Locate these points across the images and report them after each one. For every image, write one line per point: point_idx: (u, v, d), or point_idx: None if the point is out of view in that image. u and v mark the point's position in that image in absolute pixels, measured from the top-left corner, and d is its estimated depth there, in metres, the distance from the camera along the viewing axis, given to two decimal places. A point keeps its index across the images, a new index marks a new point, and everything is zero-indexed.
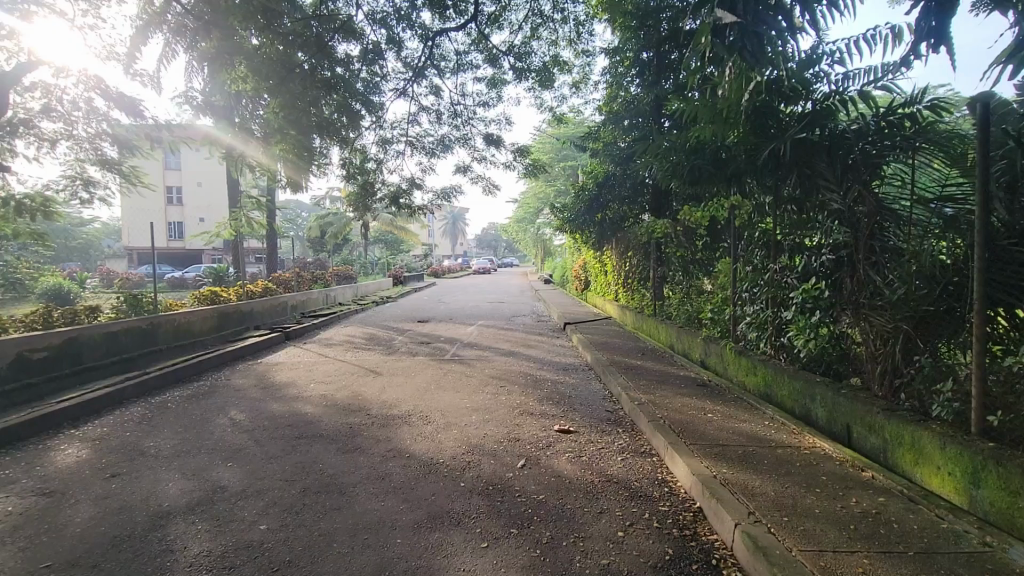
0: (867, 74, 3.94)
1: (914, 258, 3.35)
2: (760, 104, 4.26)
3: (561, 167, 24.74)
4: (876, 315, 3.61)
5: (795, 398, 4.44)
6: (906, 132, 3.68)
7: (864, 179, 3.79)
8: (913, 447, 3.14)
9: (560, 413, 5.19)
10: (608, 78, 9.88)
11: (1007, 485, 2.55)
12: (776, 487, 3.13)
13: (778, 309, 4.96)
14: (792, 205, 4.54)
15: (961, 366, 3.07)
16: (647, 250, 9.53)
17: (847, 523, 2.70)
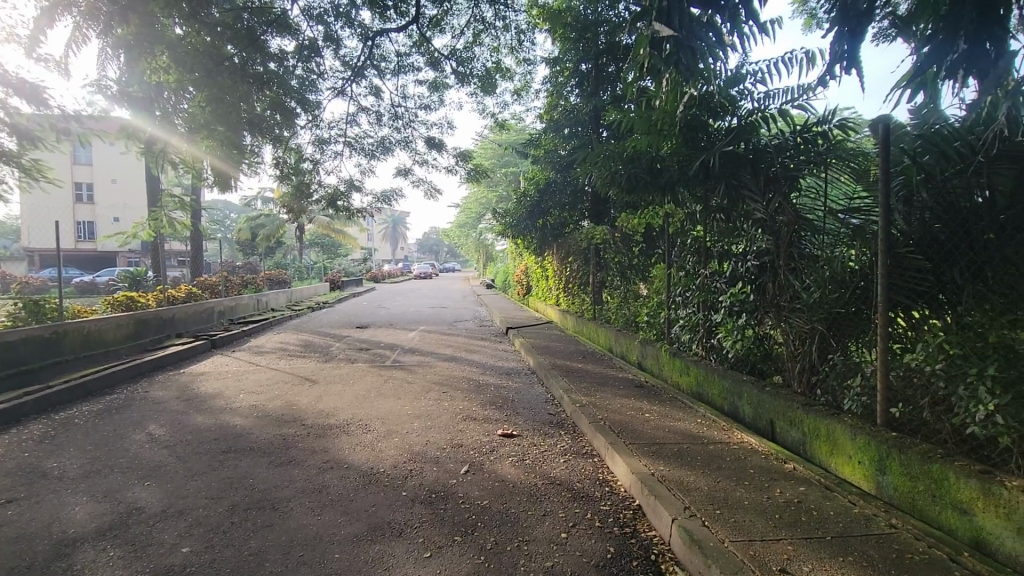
0: (785, 93, 4.25)
1: (828, 264, 3.65)
2: (691, 118, 4.49)
3: (503, 172, 24.94)
4: (795, 317, 3.89)
5: (724, 396, 4.69)
6: (819, 148, 4.00)
7: (783, 191, 4.08)
8: (828, 439, 3.40)
9: (503, 417, 5.19)
10: (548, 87, 10.08)
11: (908, 471, 2.80)
12: (709, 482, 3.28)
13: (708, 312, 5.22)
14: (721, 214, 4.82)
15: (867, 363, 3.36)
16: (586, 256, 9.75)
17: (773, 513, 2.87)
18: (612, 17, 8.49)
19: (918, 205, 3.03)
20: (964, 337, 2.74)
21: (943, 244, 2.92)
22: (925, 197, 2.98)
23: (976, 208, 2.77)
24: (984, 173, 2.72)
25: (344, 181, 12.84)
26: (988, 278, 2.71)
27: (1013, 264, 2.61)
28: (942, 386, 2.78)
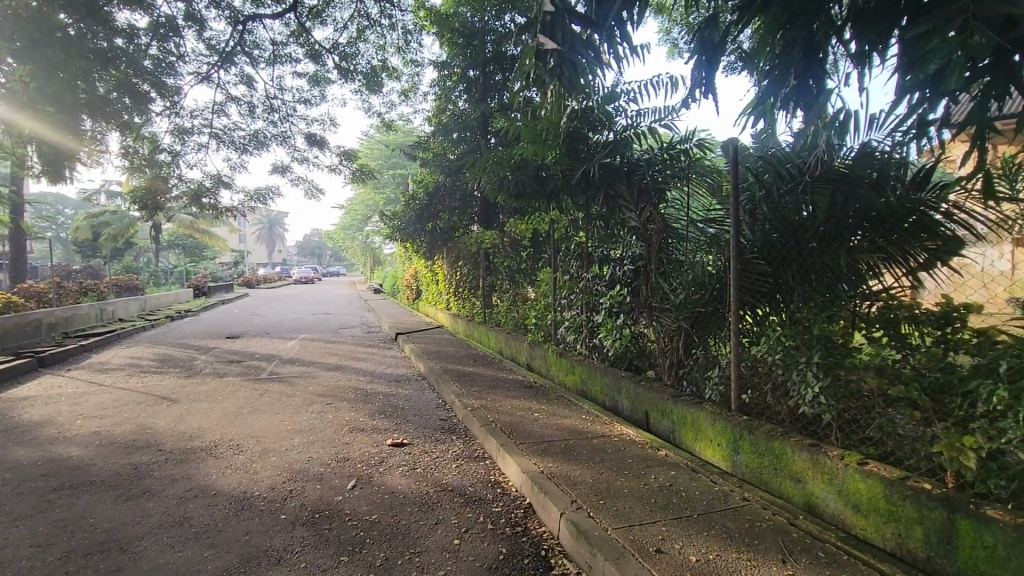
0: (654, 113, 4.67)
1: (691, 268, 4.07)
2: (573, 130, 4.80)
3: (390, 174, 24.29)
4: (664, 316, 4.29)
5: (606, 392, 5.00)
6: (682, 163, 4.47)
7: (653, 201, 4.47)
8: (693, 425, 3.78)
9: (392, 426, 5.04)
10: (435, 89, 10.01)
11: (756, 449, 3.21)
12: (594, 474, 3.48)
13: (590, 313, 5.54)
14: (600, 222, 5.15)
15: (722, 356, 3.80)
16: (476, 260, 9.82)
17: (649, 498, 3.12)
18: (498, 27, 8.68)
19: (760, 218, 3.51)
20: (795, 331, 3.19)
21: (780, 251, 3.39)
22: (765, 211, 3.46)
23: (802, 221, 3.25)
24: (809, 191, 3.21)
25: (209, 176, 11.61)
26: (812, 281, 3.19)
27: (830, 268, 3.09)
28: (780, 373, 3.23)
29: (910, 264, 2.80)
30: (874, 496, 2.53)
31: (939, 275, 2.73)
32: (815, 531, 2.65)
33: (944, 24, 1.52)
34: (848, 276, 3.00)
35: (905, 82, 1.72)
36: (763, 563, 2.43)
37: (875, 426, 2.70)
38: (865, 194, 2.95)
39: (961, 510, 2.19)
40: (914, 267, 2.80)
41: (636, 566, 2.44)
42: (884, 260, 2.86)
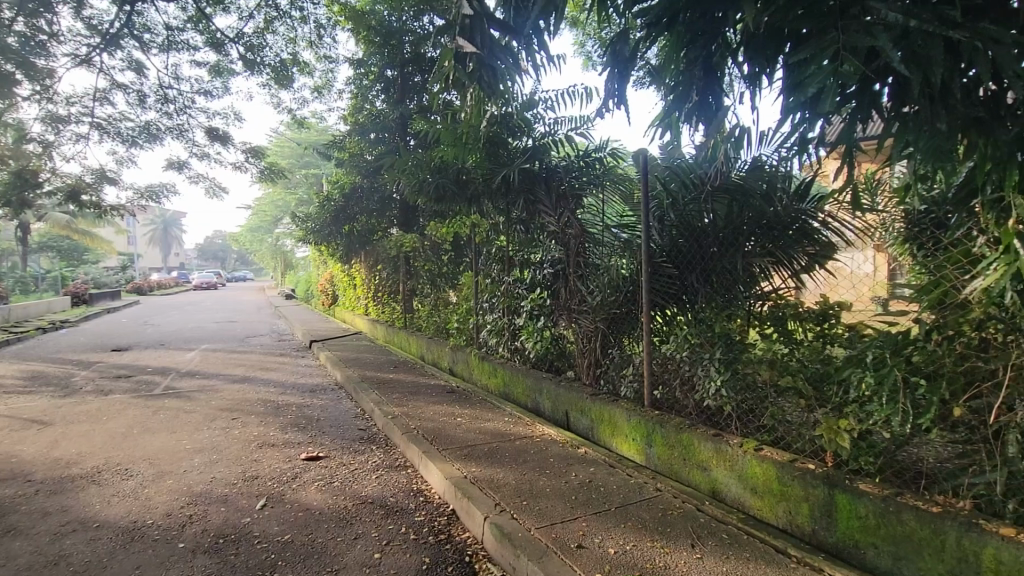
0: (569, 121, 4.83)
1: (606, 271, 4.26)
2: (492, 135, 4.86)
3: (303, 174, 23.14)
4: (583, 317, 4.45)
5: (527, 394, 5.07)
6: (596, 171, 4.69)
7: (571, 207, 4.63)
8: (609, 422, 3.94)
9: (307, 439, 4.78)
10: (351, 87, 9.64)
11: (667, 441, 3.41)
12: (517, 475, 3.51)
13: (511, 316, 5.59)
14: (520, 226, 5.23)
15: (635, 355, 4.00)
16: (395, 264, 9.59)
17: (569, 495, 3.20)
18: (416, 28, 8.59)
19: (667, 224, 3.73)
20: (700, 329, 3.44)
21: (686, 255, 3.63)
22: (672, 217, 3.69)
23: (704, 227, 3.51)
24: (711, 200, 3.48)
25: (89, 171, 10.40)
26: (714, 282, 3.44)
27: (729, 271, 3.35)
28: (688, 369, 3.46)
29: (794, 267, 3.12)
30: (769, 479, 2.77)
31: (818, 278, 3.05)
32: (720, 515, 2.86)
33: (819, 52, 1.68)
34: (744, 279, 3.27)
35: (789, 103, 1.86)
36: (674, 549, 2.57)
37: (768, 415, 2.96)
38: (758, 204, 3.27)
39: (839, 486, 2.46)
40: (797, 270, 3.11)
41: (557, 564, 2.49)
42: (773, 263, 3.18)
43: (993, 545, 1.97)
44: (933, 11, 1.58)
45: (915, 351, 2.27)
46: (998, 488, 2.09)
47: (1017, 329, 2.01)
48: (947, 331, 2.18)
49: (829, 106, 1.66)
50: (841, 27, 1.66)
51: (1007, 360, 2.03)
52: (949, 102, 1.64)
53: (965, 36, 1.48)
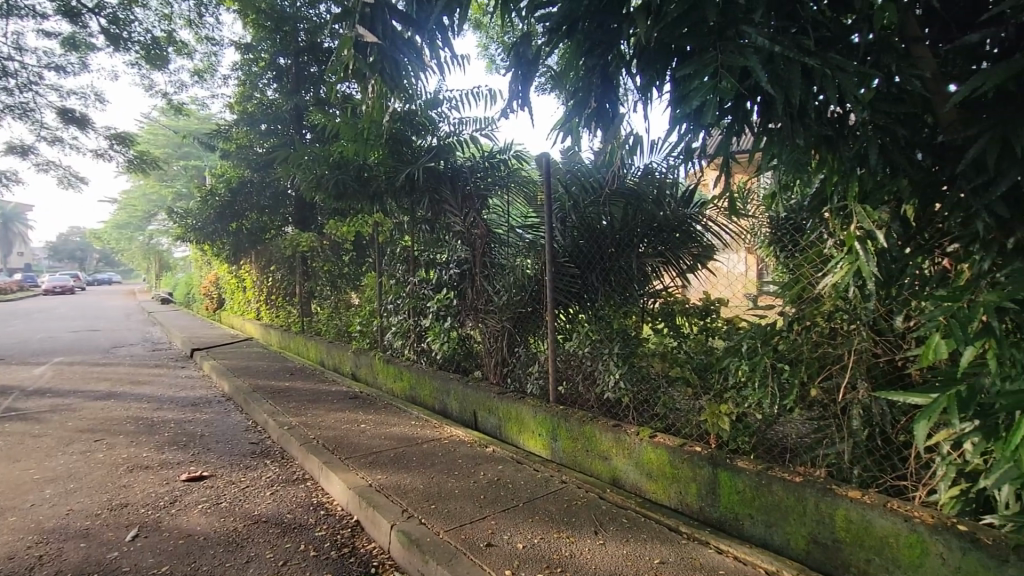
0: (474, 122, 4.84)
1: (511, 271, 4.33)
2: (395, 132, 4.76)
3: (181, 166, 20.95)
4: (490, 317, 4.49)
5: (434, 395, 5.00)
6: (501, 173, 4.74)
7: (477, 207, 4.66)
8: (516, 419, 4.01)
9: (188, 458, 4.33)
10: (238, 73, 8.92)
11: (571, 435, 3.54)
12: (424, 479, 3.45)
13: (417, 317, 5.48)
14: (426, 226, 5.16)
15: (540, 352, 4.11)
16: (291, 265, 9.01)
17: (478, 495, 3.20)
18: (311, 16, 8.15)
19: (569, 225, 3.88)
20: (600, 326, 3.62)
21: (586, 256, 3.79)
22: (574, 219, 3.84)
23: (603, 229, 3.69)
24: (608, 203, 3.66)
25: None
26: (611, 281, 3.63)
27: (625, 270, 3.56)
28: (589, 364, 3.63)
29: (681, 266, 3.39)
30: (662, 464, 2.98)
31: (700, 277, 3.33)
32: (619, 501, 3.02)
33: (702, 68, 1.83)
34: (639, 278, 3.49)
35: (675, 114, 2.01)
36: (579, 538, 2.67)
37: (661, 404, 3.18)
38: (649, 208, 3.50)
39: (722, 466, 2.71)
40: (683, 270, 3.38)
41: (467, 565, 2.48)
42: (663, 264, 3.42)
43: (844, 506, 2.27)
44: (792, 39, 1.78)
45: (780, 341, 2.56)
46: (845, 457, 2.41)
47: (858, 319, 2.33)
48: (805, 320, 2.47)
49: (710, 118, 1.82)
50: (720, 47, 1.82)
51: (851, 346, 2.33)
52: (806, 122, 1.87)
53: (817, 63, 1.70)
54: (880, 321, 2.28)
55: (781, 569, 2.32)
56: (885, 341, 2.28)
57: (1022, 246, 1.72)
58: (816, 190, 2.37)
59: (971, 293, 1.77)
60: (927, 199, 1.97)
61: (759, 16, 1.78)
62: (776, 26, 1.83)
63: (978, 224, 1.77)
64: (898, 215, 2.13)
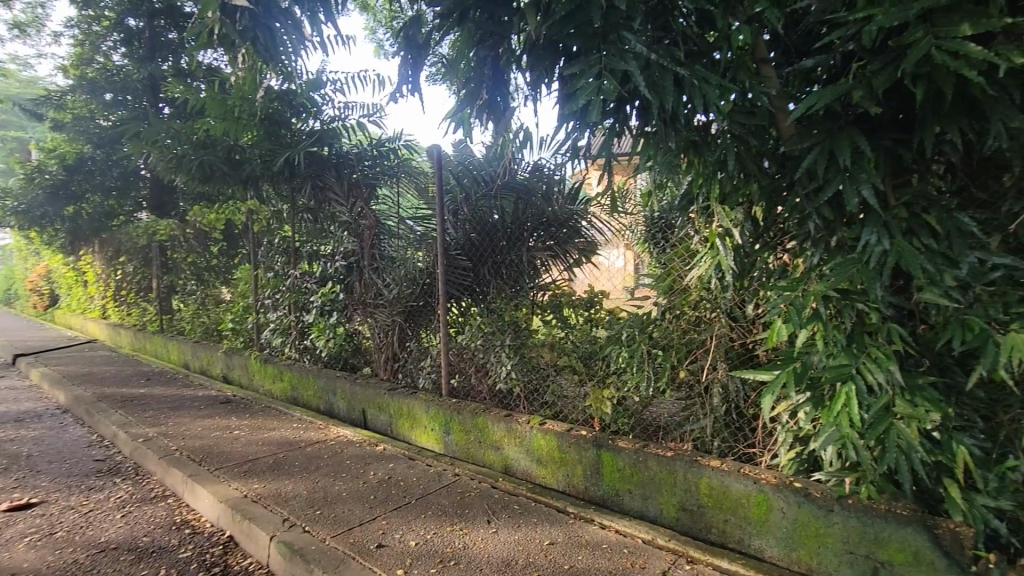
0: (361, 108, 4.61)
1: (402, 264, 4.21)
2: (272, 112, 4.41)
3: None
4: (379, 312, 4.34)
5: (319, 395, 4.71)
6: (390, 162, 4.56)
7: (365, 197, 4.46)
8: (408, 415, 3.93)
9: (9, 484, 3.63)
10: (72, 31, 7.63)
11: (464, 427, 3.55)
12: (308, 485, 3.24)
13: (299, 313, 5.11)
14: (308, 215, 4.84)
15: (433, 346, 4.06)
16: (146, 257, 7.94)
17: (368, 495, 3.09)
18: None
19: (460, 218, 3.86)
20: (492, 318, 3.66)
21: (478, 248, 3.80)
22: (465, 212, 3.83)
23: (494, 223, 3.73)
24: (499, 197, 3.72)
25: None
26: (502, 275, 3.68)
27: (515, 264, 3.63)
28: (481, 356, 3.67)
29: (568, 261, 3.54)
30: (551, 449, 3.11)
31: (585, 270, 3.50)
32: (511, 488, 3.09)
33: (587, 69, 1.92)
34: (529, 271, 3.59)
35: (563, 112, 2.08)
36: (472, 529, 2.69)
37: (549, 392, 3.31)
38: (539, 203, 3.61)
39: (605, 447, 2.89)
40: (570, 264, 3.53)
41: (356, 569, 2.38)
42: (552, 258, 3.56)
43: (706, 475, 2.54)
44: (665, 49, 1.93)
45: (655, 329, 2.78)
46: (708, 431, 2.68)
47: (718, 307, 2.60)
48: (676, 309, 2.72)
49: (595, 117, 1.91)
50: (604, 50, 1.91)
51: (712, 332, 2.60)
52: (676, 127, 2.06)
53: (688, 72, 1.87)
54: (735, 309, 2.58)
55: (655, 536, 2.54)
56: (739, 326, 2.57)
57: (842, 244, 2.04)
58: (684, 192, 2.61)
59: (806, 283, 2.06)
60: (771, 201, 2.22)
61: (637, 24, 1.90)
62: (652, 36, 1.97)
63: (811, 224, 2.06)
64: (750, 215, 2.37)
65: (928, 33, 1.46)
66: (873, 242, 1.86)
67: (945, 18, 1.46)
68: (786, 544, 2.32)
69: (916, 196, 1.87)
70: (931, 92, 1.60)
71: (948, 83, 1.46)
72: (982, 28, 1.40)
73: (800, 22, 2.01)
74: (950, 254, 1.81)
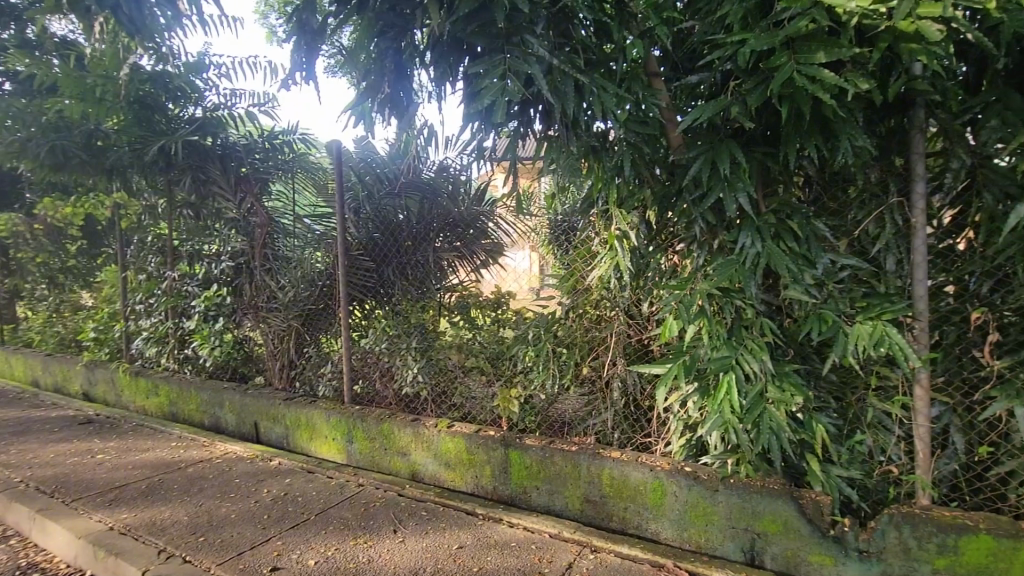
0: (250, 96, 4.27)
1: (298, 265, 3.95)
2: (143, 95, 3.94)
3: None
4: (272, 316, 4.04)
5: (202, 409, 4.28)
6: (284, 156, 4.25)
7: (255, 193, 4.13)
8: (306, 425, 3.69)
9: None
10: None
11: (368, 434, 3.41)
12: (189, 510, 2.92)
13: (179, 320, 4.61)
14: (189, 211, 4.39)
15: (334, 352, 3.85)
16: None
17: (261, 515, 2.85)
18: None
19: (363, 217, 3.71)
20: (397, 320, 3.56)
21: (382, 249, 3.68)
22: (368, 211, 3.68)
23: (399, 223, 3.63)
24: (404, 196, 3.63)
25: None
26: (407, 276, 3.58)
27: (421, 265, 3.56)
28: (386, 360, 3.55)
29: (475, 262, 3.54)
30: (459, 451, 3.08)
31: (492, 271, 3.52)
32: (418, 495, 3.02)
33: (492, 69, 1.94)
34: (436, 273, 3.53)
35: (468, 111, 2.07)
36: (378, 540, 2.59)
37: (457, 394, 3.28)
38: (445, 203, 3.59)
39: (512, 446, 2.92)
40: (477, 265, 3.54)
41: None
42: (458, 259, 3.54)
43: (608, 467, 2.66)
44: (566, 55, 1.99)
45: (559, 328, 2.87)
46: (609, 424, 2.80)
47: (616, 305, 2.72)
48: (578, 309, 2.82)
49: (500, 117, 1.92)
50: (507, 51, 1.93)
51: (612, 330, 2.72)
52: (577, 133, 2.14)
53: (587, 79, 1.94)
54: (633, 307, 2.70)
55: (561, 530, 2.62)
56: (635, 324, 2.70)
57: (722, 246, 2.23)
58: (585, 195, 2.70)
59: (692, 282, 2.23)
60: (663, 206, 2.37)
61: (540, 29, 1.93)
62: (554, 42, 2.02)
63: (697, 227, 2.23)
64: (644, 219, 2.52)
65: (791, 59, 1.64)
66: (749, 245, 2.07)
67: (805, 45, 1.64)
68: (678, 525, 2.50)
69: (783, 204, 2.09)
70: (794, 111, 1.79)
71: (807, 104, 1.65)
72: (836, 55, 1.58)
73: (686, 40, 2.16)
74: (810, 255, 2.05)
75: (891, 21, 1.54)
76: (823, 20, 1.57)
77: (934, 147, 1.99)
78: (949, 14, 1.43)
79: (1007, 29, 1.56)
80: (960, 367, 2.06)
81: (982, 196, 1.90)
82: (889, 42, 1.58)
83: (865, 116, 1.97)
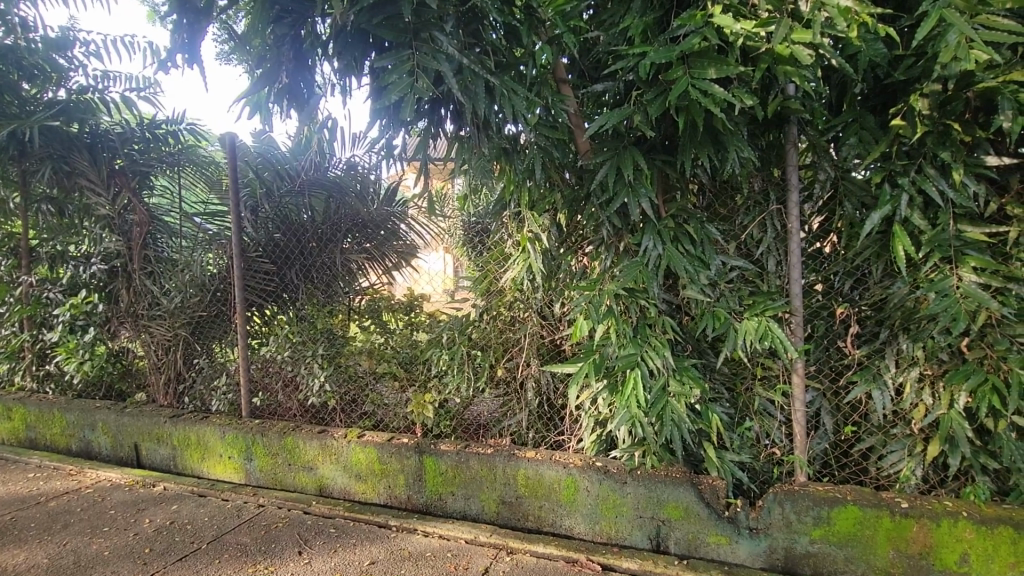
0: (126, 80, 3.80)
1: (185, 267, 3.57)
2: None
3: None
4: (155, 325, 3.63)
5: (68, 433, 3.74)
6: (169, 148, 3.79)
7: (132, 187, 3.69)
8: (197, 444, 3.35)
9: None
10: None
11: (269, 449, 3.17)
12: (50, 551, 2.54)
13: (38, 332, 4.00)
14: (50, 206, 3.84)
15: (229, 362, 3.54)
16: None
17: (141, 549, 2.54)
18: None
19: (262, 216, 3.46)
20: (301, 327, 3.34)
21: (283, 251, 3.45)
22: (267, 209, 3.44)
23: (303, 223, 3.42)
24: (307, 194, 3.42)
25: None
26: (313, 279, 3.38)
27: (328, 267, 3.37)
28: (291, 369, 3.32)
29: (386, 264, 3.45)
30: (370, 462, 2.96)
31: (406, 275, 3.49)
32: (326, 511, 2.85)
33: (399, 64, 1.88)
34: (345, 276, 3.36)
35: (374, 107, 1.99)
36: (280, 566, 2.40)
37: (369, 401, 3.15)
38: (353, 203, 3.42)
39: (428, 453, 2.85)
40: (389, 268, 3.46)
41: None
42: (368, 261, 3.41)
43: (523, 467, 2.68)
44: (477, 56, 1.98)
45: (473, 330, 2.85)
46: (523, 424, 2.82)
47: (530, 307, 2.73)
48: (492, 311, 2.81)
49: (409, 114, 1.87)
50: (415, 47, 1.88)
51: (526, 331, 2.74)
52: (488, 134, 2.15)
53: (497, 81, 1.94)
54: (545, 308, 2.72)
55: (478, 535, 2.59)
56: (549, 325, 2.73)
57: (627, 248, 2.33)
58: (497, 198, 2.70)
59: (601, 283, 2.32)
60: (572, 209, 2.44)
61: (450, 27, 1.89)
62: (463, 41, 2.00)
63: (605, 230, 2.31)
64: (554, 222, 2.57)
65: (686, 73, 1.75)
66: (651, 247, 2.19)
67: (698, 62, 1.76)
68: (590, 519, 2.58)
69: (680, 209, 2.23)
70: (689, 123, 1.92)
71: (701, 116, 1.77)
72: (724, 72, 1.71)
73: (591, 50, 2.24)
74: (704, 257, 2.21)
75: (771, 45, 1.69)
76: (713, 38, 1.70)
77: (804, 161, 2.23)
78: (818, 41, 1.61)
79: (863, 59, 1.78)
80: (828, 357, 2.32)
81: (844, 206, 2.15)
82: (770, 64, 1.73)
83: (749, 129, 2.15)
